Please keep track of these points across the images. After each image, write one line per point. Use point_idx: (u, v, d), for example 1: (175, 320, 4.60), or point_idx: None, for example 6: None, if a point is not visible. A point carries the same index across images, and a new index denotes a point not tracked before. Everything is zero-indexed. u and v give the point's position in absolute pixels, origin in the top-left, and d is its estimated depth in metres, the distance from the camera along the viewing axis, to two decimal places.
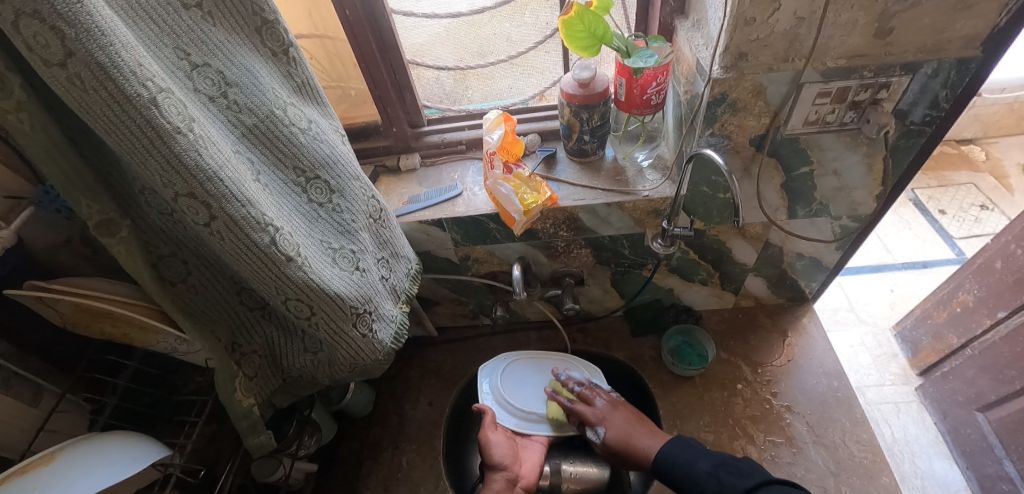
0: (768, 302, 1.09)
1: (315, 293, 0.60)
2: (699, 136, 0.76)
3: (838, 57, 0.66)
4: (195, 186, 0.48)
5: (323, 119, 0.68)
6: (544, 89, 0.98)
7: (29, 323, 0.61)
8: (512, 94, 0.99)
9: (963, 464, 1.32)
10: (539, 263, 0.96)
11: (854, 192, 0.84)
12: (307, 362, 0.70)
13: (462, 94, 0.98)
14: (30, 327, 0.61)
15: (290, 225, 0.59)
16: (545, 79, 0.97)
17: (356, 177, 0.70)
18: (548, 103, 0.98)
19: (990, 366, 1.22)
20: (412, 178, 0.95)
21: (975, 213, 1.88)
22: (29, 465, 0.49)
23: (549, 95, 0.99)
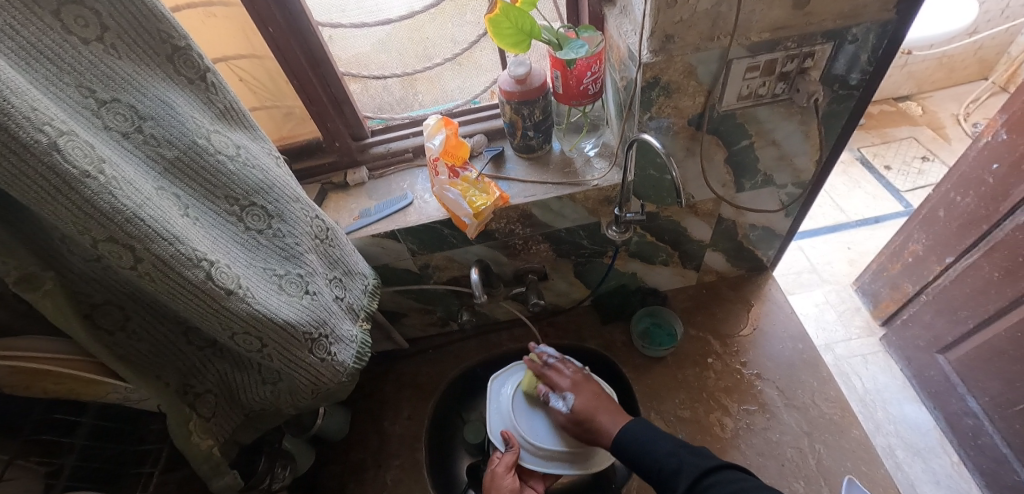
0: (730, 275, 1.11)
1: (262, 323, 0.58)
2: (639, 121, 0.76)
3: (763, 31, 0.67)
4: (114, 229, 0.46)
5: (254, 143, 0.66)
6: (490, 87, 0.97)
7: None
8: (456, 96, 0.98)
9: (930, 405, 1.38)
10: (500, 263, 0.95)
11: (796, 160, 0.86)
12: (267, 394, 0.68)
13: (409, 99, 0.96)
14: None
15: (228, 257, 0.57)
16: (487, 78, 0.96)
17: (295, 198, 0.68)
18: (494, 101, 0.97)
19: (944, 309, 1.29)
20: (362, 192, 0.93)
21: (918, 165, 1.96)
22: None
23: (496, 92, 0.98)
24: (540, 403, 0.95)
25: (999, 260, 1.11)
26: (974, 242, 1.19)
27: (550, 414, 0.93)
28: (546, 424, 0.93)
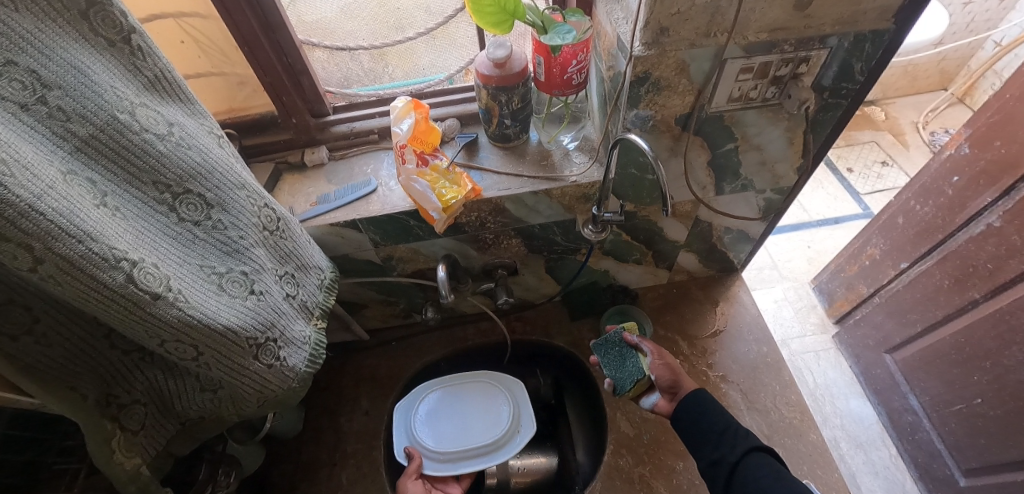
0: (700, 275, 1.11)
1: (198, 330, 0.51)
2: (624, 117, 0.72)
3: (761, 31, 0.64)
4: (3, 225, 0.37)
5: (191, 120, 0.57)
6: (466, 65, 0.89)
7: None
8: (431, 71, 0.89)
9: (874, 400, 1.45)
10: (469, 257, 0.90)
11: (777, 165, 0.84)
12: (207, 401, 0.61)
13: (379, 71, 0.88)
14: None
15: (156, 254, 0.50)
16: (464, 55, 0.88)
17: (241, 185, 0.60)
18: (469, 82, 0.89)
19: (895, 312, 1.34)
20: (320, 175, 0.85)
21: (878, 169, 2.02)
22: None
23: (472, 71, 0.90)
24: (440, 411, 0.94)
25: (950, 268, 1.16)
26: (928, 250, 1.24)
27: (454, 418, 0.93)
28: (449, 429, 0.92)
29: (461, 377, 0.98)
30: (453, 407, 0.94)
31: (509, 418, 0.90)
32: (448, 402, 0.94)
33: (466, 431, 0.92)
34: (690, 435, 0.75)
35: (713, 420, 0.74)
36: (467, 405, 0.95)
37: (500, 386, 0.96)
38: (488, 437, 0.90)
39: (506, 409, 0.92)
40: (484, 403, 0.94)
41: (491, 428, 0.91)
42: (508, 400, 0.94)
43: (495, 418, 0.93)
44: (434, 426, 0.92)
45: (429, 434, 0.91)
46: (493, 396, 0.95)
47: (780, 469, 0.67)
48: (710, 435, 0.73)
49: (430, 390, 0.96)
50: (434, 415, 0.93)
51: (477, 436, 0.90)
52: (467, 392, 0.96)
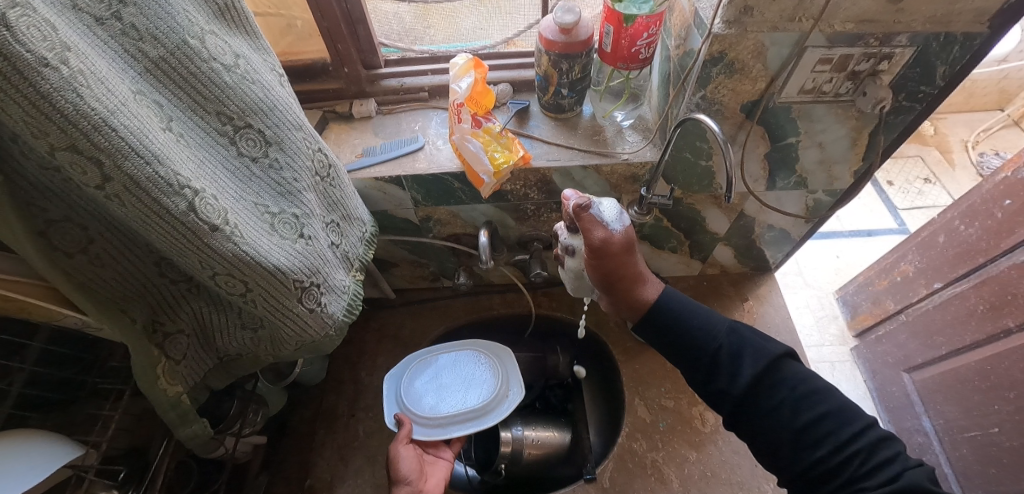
0: (733, 271, 1.08)
1: (249, 267, 0.51)
2: (689, 99, 0.69)
3: (848, 20, 0.60)
4: (78, 138, 0.37)
5: (255, 54, 0.56)
6: (510, 36, 0.87)
7: None
8: (475, 36, 0.87)
9: (885, 418, 1.44)
10: (507, 227, 0.89)
11: (835, 166, 0.81)
12: (246, 339, 0.62)
13: (421, 32, 0.86)
14: None
15: (216, 186, 0.49)
16: (511, 24, 0.86)
17: (298, 126, 0.59)
18: (518, 50, 0.86)
19: (921, 332, 1.32)
20: (367, 127, 0.84)
21: (918, 186, 1.95)
22: None
23: (517, 42, 0.87)
24: (426, 379, 0.89)
25: (987, 294, 1.13)
26: (966, 273, 1.20)
27: (439, 385, 0.88)
28: (438, 396, 0.87)
29: (446, 345, 0.96)
30: (442, 376, 0.90)
31: (498, 382, 0.87)
32: (436, 370, 0.90)
33: (456, 397, 0.87)
34: (682, 358, 0.62)
35: (709, 339, 0.60)
36: (455, 372, 0.91)
37: (488, 353, 0.92)
38: (477, 402, 0.86)
39: (495, 373, 0.89)
40: (473, 368, 0.90)
41: (480, 394, 0.87)
42: (496, 367, 0.90)
43: (481, 382, 0.89)
44: (424, 394, 0.87)
45: (419, 402, 0.86)
46: (481, 362, 0.91)
47: (806, 387, 0.57)
48: (708, 361, 0.60)
49: (418, 360, 0.92)
50: (421, 383, 0.88)
51: (467, 401, 0.86)
52: (455, 361, 0.92)
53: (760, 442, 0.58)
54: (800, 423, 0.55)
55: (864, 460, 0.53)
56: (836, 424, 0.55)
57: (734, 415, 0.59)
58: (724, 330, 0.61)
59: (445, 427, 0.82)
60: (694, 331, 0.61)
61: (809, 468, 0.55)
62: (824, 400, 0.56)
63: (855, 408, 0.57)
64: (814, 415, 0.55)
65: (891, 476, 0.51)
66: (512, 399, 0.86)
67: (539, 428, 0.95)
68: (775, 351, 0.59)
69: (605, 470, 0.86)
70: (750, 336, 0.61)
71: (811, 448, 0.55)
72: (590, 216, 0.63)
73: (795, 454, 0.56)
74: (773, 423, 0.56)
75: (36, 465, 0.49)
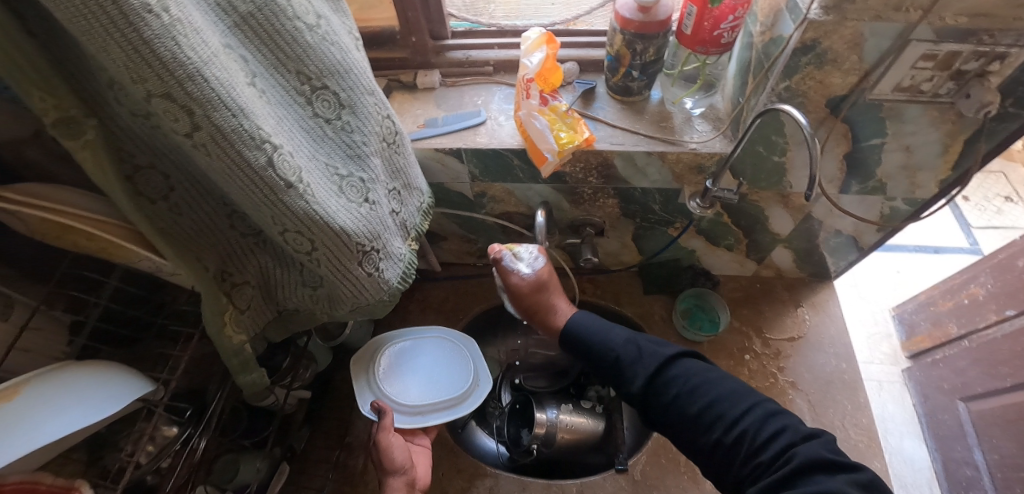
0: (789, 275, 1.03)
1: (317, 226, 0.52)
2: (770, 89, 0.66)
3: (962, 14, 0.55)
4: (173, 86, 0.38)
5: (334, 16, 0.56)
6: (570, 18, 0.85)
7: None
8: (533, 15, 0.86)
9: (932, 445, 1.37)
10: (560, 209, 0.87)
11: (920, 172, 0.75)
12: (305, 297, 0.63)
13: (482, 7, 0.87)
14: None
15: (293, 143, 0.50)
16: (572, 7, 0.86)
17: (369, 90, 0.59)
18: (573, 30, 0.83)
19: (984, 360, 1.23)
20: (429, 98, 0.84)
21: (998, 204, 1.81)
22: None
23: (576, 23, 0.85)
24: (401, 366, 0.88)
25: None
26: None
27: (415, 373, 0.87)
28: (415, 383, 0.86)
29: (416, 330, 0.94)
30: (417, 364, 0.88)
31: (473, 371, 0.88)
32: (408, 357, 0.89)
33: (431, 385, 0.87)
34: (596, 371, 0.73)
35: (608, 349, 0.71)
36: (426, 360, 0.90)
37: (458, 341, 0.93)
38: (454, 390, 0.87)
39: (467, 364, 0.90)
40: (446, 356, 0.90)
41: (456, 383, 0.88)
42: (467, 356, 0.90)
43: (453, 371, 0.90)
44: (399, 382, 0.85)
45: (396, 389, 0.84)
46: (451, 350, 0.91)
47: (699, 375, 0.65)
48: (618, 364, 0.69)
49: (389, 347, 0.89)
50: (394, 371, 0.86)
51: (445, 389, 0.86)
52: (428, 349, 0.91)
53: (672, 432, 0.65)
54: (694, 409, 0.62)
55: (756, 435, 0.59)
56: (726, 406, 0.62)
57: (643, 409, 0.67)
58: (623, 340, 0.71)
59: (419, 413, 0.83)
60: (596, 346, 0.72)
61: (711, 449, 0.61)
62: (715, 387, 0.64)
63: (745, 392, 0.63)
64: (705, 402, 0.62)
65: (781, 448, 0.56)
66: (484, 389, 0.88)
67: (573, 413, 0.94)
68: (666, 352, 0.68)
69: (636, 463, 0.86)
70: (645, 343, 0.70)
71: (705, 431, 0.61)
72: (505, 268, 0.80)
73: (693, 436, 0.63)
74: (672, 413, 0.64)
75: (116, 395, 0.52)
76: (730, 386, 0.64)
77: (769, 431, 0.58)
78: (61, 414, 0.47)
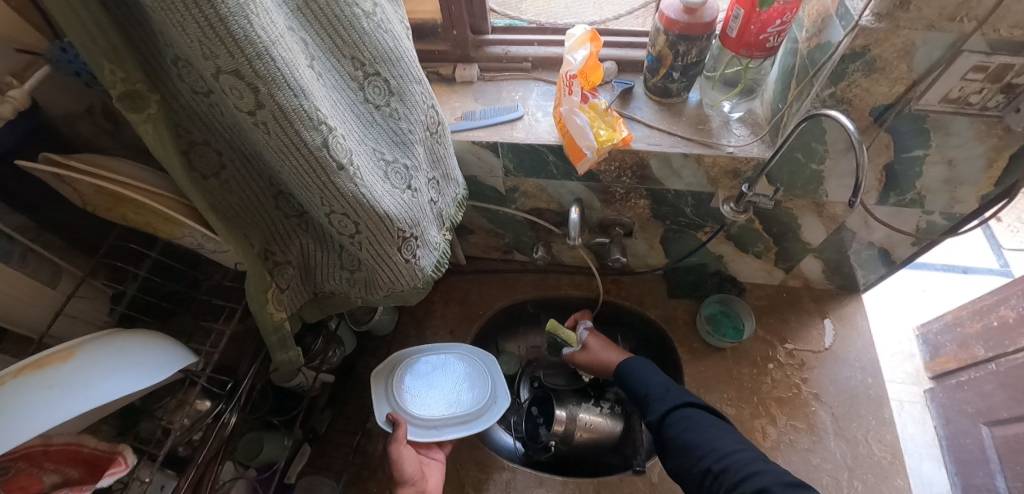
0: (817, 287, 1.02)
1: (363, 209, 0.53)
2: (814, 96, 0.65)
3: (1017, 26, 0.54)
4: (242, 63, 0.39)
5: (390, 6, 0.57)
6: (602, 21, 0.86)
7: (52, 202, 0.57)
8: (565, 16, 0.87)
9: (952, 469, 1.34)
10: (591, 208, 0.87)
11: (962, 187, 0.74)
12: (342, 280, 0.64)
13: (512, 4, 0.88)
14: (53, 208, 0.58)
15: (344, 126, 0.51)
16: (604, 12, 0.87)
17: (417, 79, 0.60)
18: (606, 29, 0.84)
19: (1012, 385, 1.19)
20: (467, 92, 0.85)
21: None
22: (45, 360, 0.46)
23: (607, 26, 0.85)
24: (420, 380, 0.89)
25: None
26: None
27: (433, 387, 0.88)
28: (433, 397, 0.87)
29: (436, 344, 0.95)
30: (435, 377, 0.89)
31: (491, 388, 0.88)
32: (426, 371, 0.90)
33: (448, 400, 0.87)
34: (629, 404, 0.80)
35: (641, 385, 0.78)
36: (447, 374, 0.91)
37: (477, 358, 0.93)
38: (471, 405, 0.87)
39: (485, 379, 0.90)
40: (466, 371, 0.91)
41: (474, 398, 0.88)
42: (486, 372, 0.91)
43: (470, 386, 0.90)
44: (416, 395, 0.86)
45: (413, 402, 0.85)
46: (470, 365, 0.92)
47: (703, 419, 0.70)
48: (648, 399, 0.76)
49: (409, 359, 0.90)
50: (413, 383, 0.88)
51: (461, 404, 0.87)
52: (445, 363, 0.92)
53: (675, 468, 0.69)
54: (692, 441, 0.67)
55: (738, 472, 0.62)
56: (721, 445, 0.66)
57: (656, 444, 0.73)
58: (655, 380, 0.78)
59: (436, 428, 0.83)
60: (634, 380, 0.80)
61: (701, 482, 0.65)
62: (719, 430, 0.68)
63: (750, 446, 0.66)
64: (703, 440, 0.67)
65: (755, 486, 0.59)
66: (501, 404, 0.88)
67: (593, 412, 0.93)
68: (689, 396, 0.74)
69: (655, 465, 0.86)
70: (676, 388, 0.76)
71: (696, 464, 0.65)
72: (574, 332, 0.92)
73: (686, 467, 0.67)
74: (673, 447, 0.69)
75: (163, 361, 0.54)
76: (735, 438, 0.68)
77: (745, 473, 0.61)
78: (118, 376, 0.49)
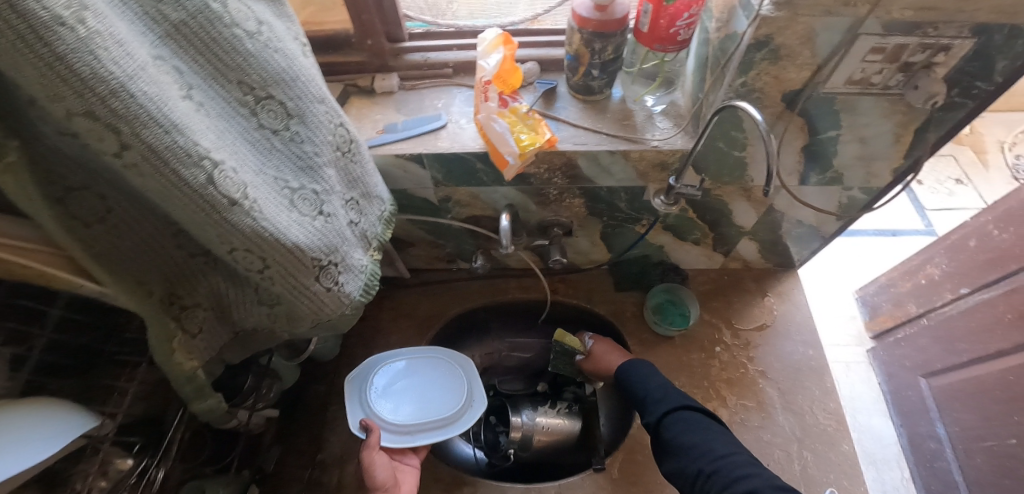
0: (756, 266, 1.05)
1: (268, 243, 0.49)
2: (728, 86, 0.66)
3: (907, 7, 0.56)
4: (94, 102, 0.35)
5: (278, 23, 0.53)
6: (535, 14, 0.84)
7: None
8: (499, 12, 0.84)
9: (898, 421, 1.42)
10: (527, 211, 0.86)
11: (876, 162, 0.77)
12: (262, 316, 0.60)
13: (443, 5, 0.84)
14: None
15: (236, 157, 0.47)
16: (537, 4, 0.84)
17: (319, 98, 0.57)
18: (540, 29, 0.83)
19: (943, 336, 1.30)
20: (389, 103, 0.82)
21: (949, 186, 1.88)
22: None
23: (540, 20, 0.84)
24: (395, 386, 0.88)
25: (1017, 302, 1.11)
26: (996, 279, 1.18)
27: (409, 392, 0.88)
28: (408, 402, 0.87)
29: (416, 349, 0.94)
30: (410, 383, 0.89)
31: (465, 392, 0.88)
32: (401, 377, 0.89)
33: (423, 406, 0.87)
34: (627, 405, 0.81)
35: (639, 387, 0.79)
36: (423, 379, 0.91)
37: (453, 363, 0.93)
38: (445, 410, 0.87)
39: (460, 383, 0.90)
40: (441, 376, 0.90)
41: (448, 403, 0.88)
42: (461, 376, 0.91)
43: (447, 390, 0.90)
44: (390, 401, 0.86)
45: (387, 408, 0.85)
46: (446, 370, 0.92)
47: (699, 422, 0.71)
48: (645, 400, 0.78)
49: (383, 365, 0.89)
50: (388, 389, 0.87)
51: (436, 409, 0.87)
52: (421, 368, 0.92)
53: (670, 471, 0.70)
54: (686, 443, 0.69)
55: (730, 474, 0.64)
56: (716, 449, 0.67)
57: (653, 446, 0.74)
58: (655, 382, 0.79)
59: (411, 434, 0.83)
60: (633, 382, 0.81)
61: (695, 484, 0.66)
62: (714, 433, 0.69)
63: (742, 450, 0.68)
64: (698, 443, 0.68)
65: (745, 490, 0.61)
66: (477, 409, 0.87)
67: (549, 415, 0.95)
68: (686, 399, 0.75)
69: (615, 461, 0.86)
70: (674, 390, 0.77)
71: (691, 465, 0.67)
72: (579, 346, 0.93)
73: (679, 467, 0.69)
74: (670, 449, 0.70)
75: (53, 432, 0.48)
76: (729, 442, 0.69)
77: (736, 475, 0.63)
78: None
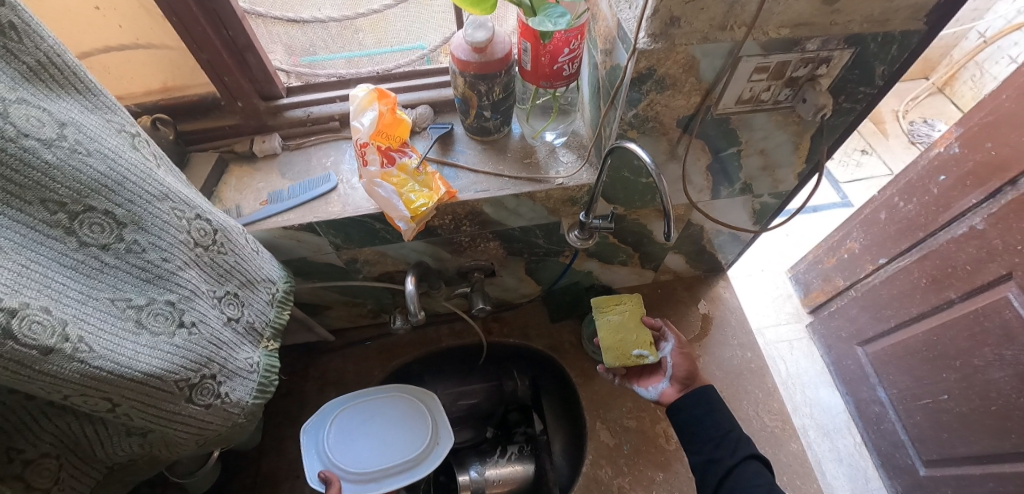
0: (686, 275, 1.05)
1: (111, 383, 0.42)
2: (620, 118, 0.63)
3: (783, 26, 0.55)
4: None
5: (91, 116, 0.43)
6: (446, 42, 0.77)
7: None
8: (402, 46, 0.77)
9: (843, 390, 1.47)
10: (443, 260, 0.82)
11: (779, 170, 0.78)
12: (134, 445, 0.53)
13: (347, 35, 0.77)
14: None
15: (50, 294, 0.38)
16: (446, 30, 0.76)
17: (163, 195, 0.48)
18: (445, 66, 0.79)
19: (870, 306, 1.35)
20: (272, 167, 0.74)
21: (857, 158, 1.99)
22: None
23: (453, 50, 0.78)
24: (356, 428, 0.83)
25: (929, 267, 1.17)
26: (908, 247, 1.24)
27: (370, 435, 0.83)
28: (370, 445, 0.82)
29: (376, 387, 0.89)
30: (371, 425, 0.83)
31: (428, 429, 0.83)
32: (361, 419, 0.84)
33: (386, 446, 0.82)
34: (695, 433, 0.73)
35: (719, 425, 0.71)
36: (385, 418, 0.85)
37: (413, 398, 0.87)
38: (410, 449, 0.82)
39: (422, 419, 0.84)
40: (403, 414, 0.85)
41: (412, 441, 0.83)
42: (424, 413, 0.85)
43: (409, 428, 0.84)
44: (351, 447, 0.81)
45: (346, 455, 0.80)
46: (406, 406, 0.86)
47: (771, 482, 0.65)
48: (705, 445, 0.70)
49: (340, 409, 0.84)
50: (347, 434, 0.82)
51: (399, 449, 0.82)
52: (380, 408, 0.85)
53: None
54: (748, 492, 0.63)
55: None
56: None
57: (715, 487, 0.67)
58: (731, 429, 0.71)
59: (376, 479, 0.78)
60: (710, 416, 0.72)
61: None
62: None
63: None
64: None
65: None
66: (441, 445, 0.83)
67: (500, 467, 0.96)
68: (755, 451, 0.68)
69: None
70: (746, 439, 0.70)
71: None
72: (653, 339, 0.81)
73: None
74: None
75: None
76: None
77: None
78: None
